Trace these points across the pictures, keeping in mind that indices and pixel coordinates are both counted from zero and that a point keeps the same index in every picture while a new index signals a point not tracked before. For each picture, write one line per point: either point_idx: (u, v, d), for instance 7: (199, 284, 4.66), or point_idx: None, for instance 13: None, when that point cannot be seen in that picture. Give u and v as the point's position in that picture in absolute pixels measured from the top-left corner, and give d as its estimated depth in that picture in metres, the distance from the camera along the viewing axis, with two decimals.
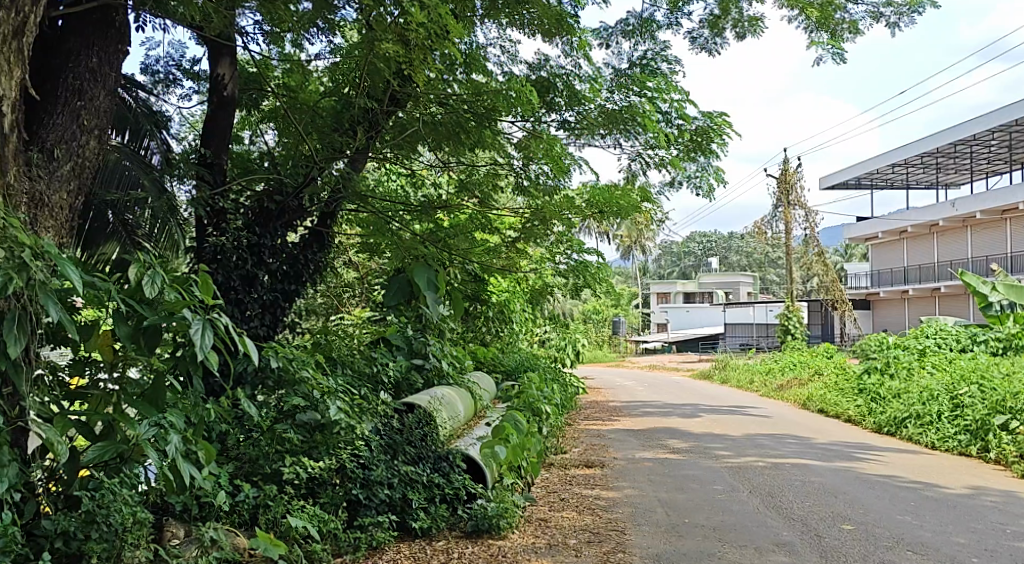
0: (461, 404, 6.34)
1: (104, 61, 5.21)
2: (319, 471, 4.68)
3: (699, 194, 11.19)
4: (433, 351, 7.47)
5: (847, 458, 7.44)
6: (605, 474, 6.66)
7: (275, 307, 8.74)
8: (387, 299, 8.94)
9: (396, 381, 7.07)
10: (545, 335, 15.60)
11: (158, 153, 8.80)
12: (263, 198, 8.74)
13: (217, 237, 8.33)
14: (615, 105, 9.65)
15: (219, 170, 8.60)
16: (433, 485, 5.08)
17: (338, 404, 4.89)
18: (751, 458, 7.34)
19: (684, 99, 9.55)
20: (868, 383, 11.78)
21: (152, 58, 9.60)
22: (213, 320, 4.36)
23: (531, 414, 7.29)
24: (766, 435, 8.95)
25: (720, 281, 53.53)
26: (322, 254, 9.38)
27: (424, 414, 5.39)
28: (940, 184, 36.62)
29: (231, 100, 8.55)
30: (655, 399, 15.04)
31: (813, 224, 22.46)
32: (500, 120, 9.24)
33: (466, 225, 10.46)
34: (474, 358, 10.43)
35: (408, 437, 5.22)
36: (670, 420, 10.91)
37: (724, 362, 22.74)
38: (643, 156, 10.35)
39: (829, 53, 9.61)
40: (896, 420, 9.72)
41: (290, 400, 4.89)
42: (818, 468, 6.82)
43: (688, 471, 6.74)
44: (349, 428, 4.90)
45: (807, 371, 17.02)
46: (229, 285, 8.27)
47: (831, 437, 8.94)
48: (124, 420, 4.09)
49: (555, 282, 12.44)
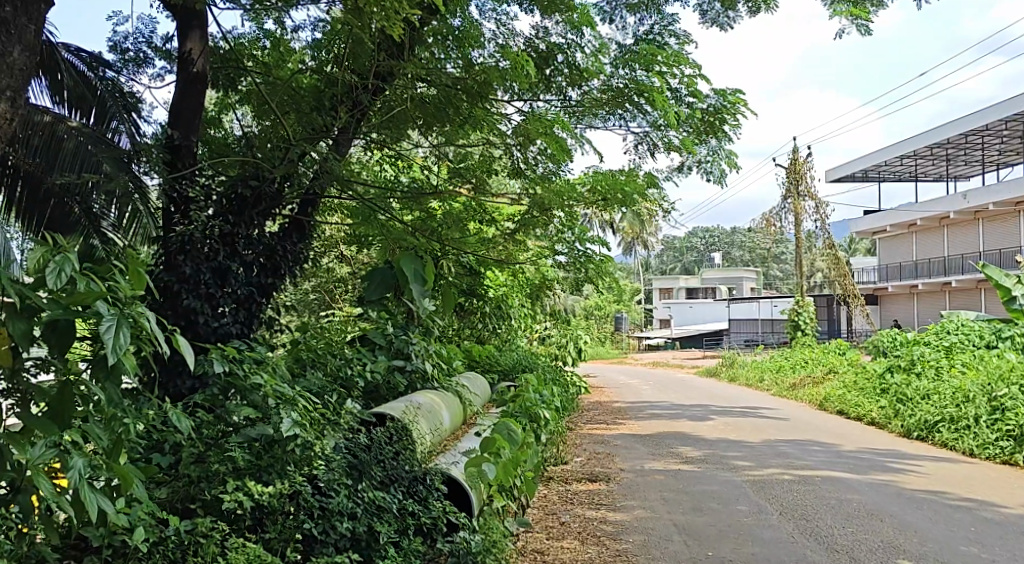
0: (446, 412, 5.57)
1: (20, 11, 4.40)
2: (269, 499, 3.88)
3: (710, 180, 10.36)
4: (416, 352, 6.59)
5: (882, 469, 6.66)
6: (611, 491, 5.86)
7: (250, 302, 7.75)
8: (368, 294, 7.91)
9: (374, 385, 6.26)
10: (546, 332, 14.73)
11: (126, 136, 7.94)
12: (235, 183, 7.67)
13: (184, 227, 7.34)
14: (619, 81, 8.84)
15: (186, 153, 7.65)
16: (406, 514, 4.28)
17: (292, 416, 4.11)
18: (776, 469, 6.53)
19: (697, 75, 8.74)
20: (892, 382, 10.97)
21: (119, 35, 8.76)
22: (134, 317, 3.65)
23: (527, 420, 6.49)
24: (787, 441, 8.13)
25: (724, 276, 52.94)
26: (304, 246, 8.53)
27: (396, 428, 4.60)
28: (950, 176, 35.80)
29: (200, 75, 7.61)
30: (664, 400, 14.20)
31: (824, 217, 21.55)
32: (494, 97, 8.45)
33: (460, 213, 9.66)
34: (468, 357, 9.61)
35: (376, 455, 4.41)
36: (678, 423, 10.10)
37: (732, 360, 21.84)
38: (650, 137, 9.54)
39: (852, 24, 8.78)
40: (927, 424, 8.92)
41: (239, 411, 4.18)
42: (854, 482, 6.02)
43: (706, 487, 5.92)
44: (307, 445, 4.11)
45: (821, 369, 16.19)
46: (199, 278, 7.28)
47: (859, 443, 8.13)
48: (14, 443, 3.31)
49: (556, 275, 11.64)
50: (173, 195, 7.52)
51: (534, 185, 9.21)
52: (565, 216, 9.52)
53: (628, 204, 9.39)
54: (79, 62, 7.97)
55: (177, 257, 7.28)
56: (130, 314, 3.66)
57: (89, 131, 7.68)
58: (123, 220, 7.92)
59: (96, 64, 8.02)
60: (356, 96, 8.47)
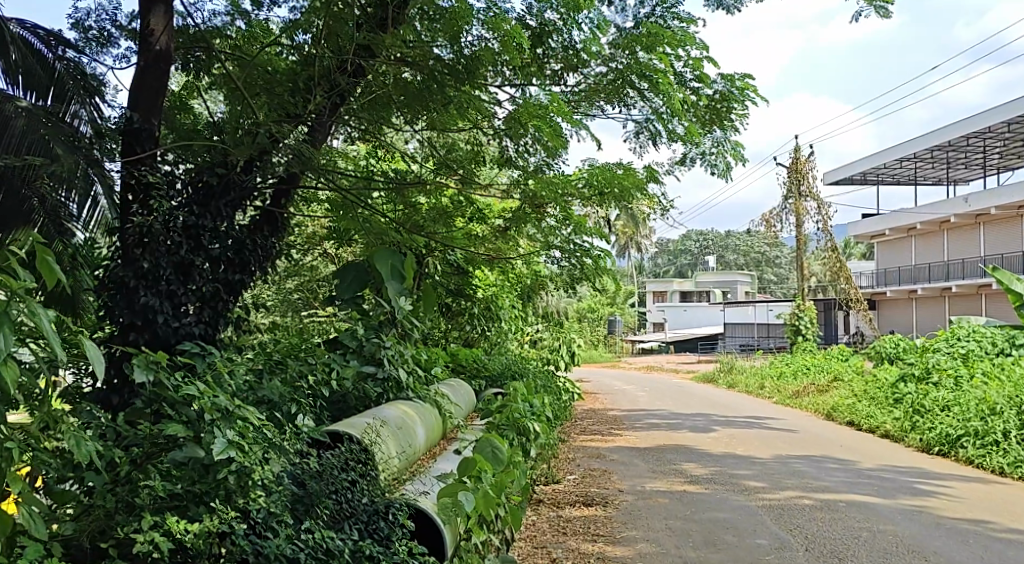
0: (420, 426, 4.89)
1: None
2: (193, 539, 3.21)
3: (714, 174, 9.66)
4: (391, 358, 5.84)
5: (911, 491, 6.00)
6: (609, 518, 5.17)
7: (216, 299, 6.83)
8: (341, 292, 7.19)
9: (343, 394, 5.54)
10: (537, 334, 13.93)
11: (88, 122, 6.83)
12: (201, 170, 6.94)
13: (142, 216, 6.38)
14: (620, 65, 8.11)
15: (148, 138, 6.64)
16: (363, 557, 3.57)
17: (227, 437, 3.44)
18: (793, 492, 5.85)
19: (704, 57, 8.03)
20: (905, 392, 10.26)
21: (82, 11, 7.91)
22: (25, 317, 2.91)
23: (515, 434, 5.80)
24: (800, 458, 7.41)
25: (717, 279, 52.54)
26: (276, 240, 7.63)
27: (354, 453, 3.93)
28: (949, 180, 35.26)
29: (165, 54, 6.71)
30: (661, 408, 13.42)
31: (826, 219, 20.83)
32: (483, 77, 7.69)
33: (446, 206, 8.94)
34: (452, 361, 8.88)
35: (329, 484, 3.73)
36: (679, 435, 9.36)
37: (730, 365, 21.08)
38: (651, 124, 8.83)
39: (871, 6, 8.03)
40: (949, 438, 8.22)
41: (166, 429, 3.50)
42: (883, 509, 5.35)
43: (717, 514, 5.22)
44: (244, 473, 3.43)
45: (824, 376, 15.46)
46: (159, 273, 6.35)
47: (879, 460, 7.42)
48: None
49: (548, 273, 10.92)
50: (130, 182, 6.55)
51: (526, 178, 8.47)
52: (558, 211, 8.82)
53: (626, 199, 8.66)
54: (34, 40, 6.67)
55: (134, 250, 6.34)
56: (20, 314, 2.92)
57: (41, 111, 6.43)
58: (82, 210, 6.81)
59: (55, 41, 6.72)
60: (334, 79, 7.62)
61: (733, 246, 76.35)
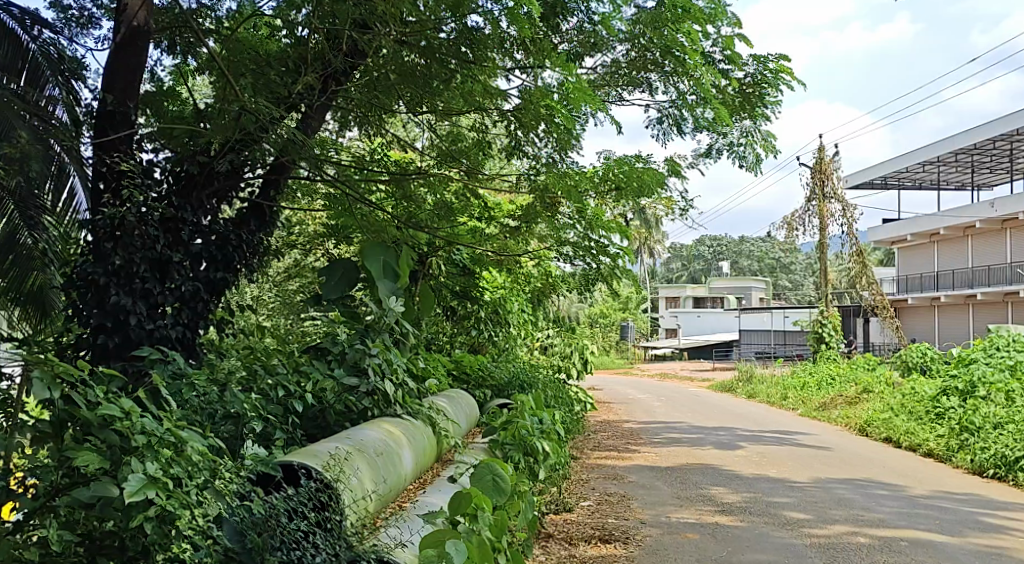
0: (407, 452, 4.21)
1: None
2: None
3: (743, 167, 8.85)
4: (380, 368, 5.10)
5: (981, 525, 5.22)
6: (630, 557, 4.44)
7: (196, 301, 5.93)
8: (327, 292, 6.58)
9: (323, 409, 4.81)
10: (548, 340, 13.09)
11: (64, 107, 5.85)
12: (183, 157, 6.01)
13: (115, 205, 5.50)
14: (643, 44, 7.30)
15: (124, 122, 5.76)
16: None
17: (147, 472, 2.90)
18: (843, 525, 5.09)
19: (736, 35, 7.22)
20: (949, 407, 9.42)
21: None
22: None
23: (522, 457, 5.05)
24: (842, 482, 6.63)
25: (733, 284, 51.53)
26: (264, 236, 6.64)
27: (306, 494, 3.35)
28: (973, 184, 34.27)
29: (143, 33, 5.67)
30: (681, 421, 12.59)
31: (851, 221, 19.93)
32: (491, 57, 6.88)
33: (449, 200, 8.16)
34: (453, 369, 8.12)
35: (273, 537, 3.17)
36: (702, 453, 8.57)
37: (750, 374, 20.20)
38: (675, 109, 8.03)
39: None
40: (1006, 461, 7.40)
41: (77, 459, 2.89)
42: (956, 552, 4.56)
43: (758, 554, 4.48)
44: (166, 520, 2.93)
45: (852, 387, 14.59)
46: (133, 270, 5.47)
47: (930, 485, 6.63)
48: None
49: (562, 275, 10.14)
50: (101, 170, 5.65)
51: (538, 170, 7.67)
52: (572, 207, 8.06)
53: (647, 194, 7.87)
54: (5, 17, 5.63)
55: (104, 244, 5.47)
56: None
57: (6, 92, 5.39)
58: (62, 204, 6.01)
59: (31, 20, 5.70)
60: (327, 59, 6.85)
61: (748, 252, 75.30)
